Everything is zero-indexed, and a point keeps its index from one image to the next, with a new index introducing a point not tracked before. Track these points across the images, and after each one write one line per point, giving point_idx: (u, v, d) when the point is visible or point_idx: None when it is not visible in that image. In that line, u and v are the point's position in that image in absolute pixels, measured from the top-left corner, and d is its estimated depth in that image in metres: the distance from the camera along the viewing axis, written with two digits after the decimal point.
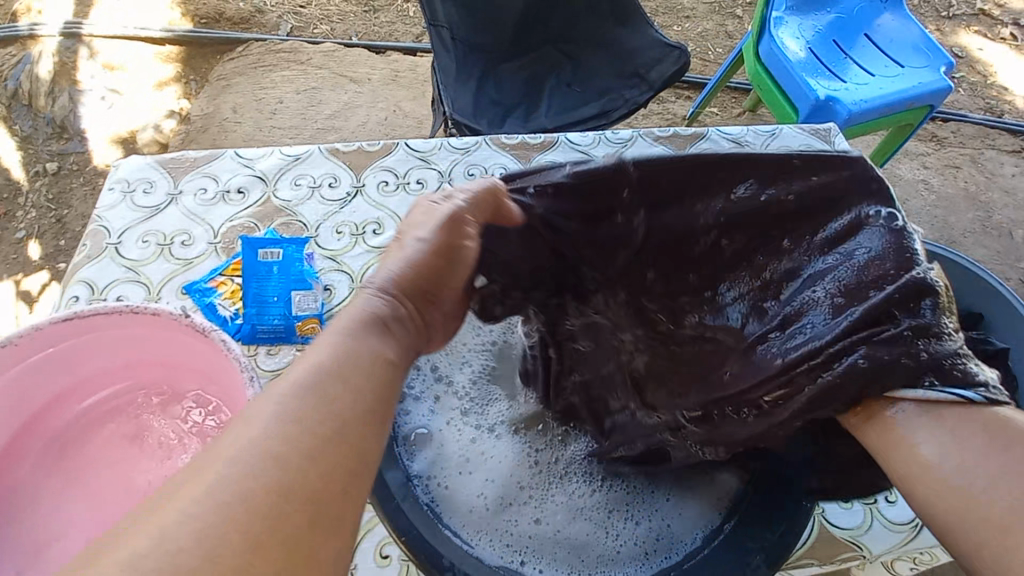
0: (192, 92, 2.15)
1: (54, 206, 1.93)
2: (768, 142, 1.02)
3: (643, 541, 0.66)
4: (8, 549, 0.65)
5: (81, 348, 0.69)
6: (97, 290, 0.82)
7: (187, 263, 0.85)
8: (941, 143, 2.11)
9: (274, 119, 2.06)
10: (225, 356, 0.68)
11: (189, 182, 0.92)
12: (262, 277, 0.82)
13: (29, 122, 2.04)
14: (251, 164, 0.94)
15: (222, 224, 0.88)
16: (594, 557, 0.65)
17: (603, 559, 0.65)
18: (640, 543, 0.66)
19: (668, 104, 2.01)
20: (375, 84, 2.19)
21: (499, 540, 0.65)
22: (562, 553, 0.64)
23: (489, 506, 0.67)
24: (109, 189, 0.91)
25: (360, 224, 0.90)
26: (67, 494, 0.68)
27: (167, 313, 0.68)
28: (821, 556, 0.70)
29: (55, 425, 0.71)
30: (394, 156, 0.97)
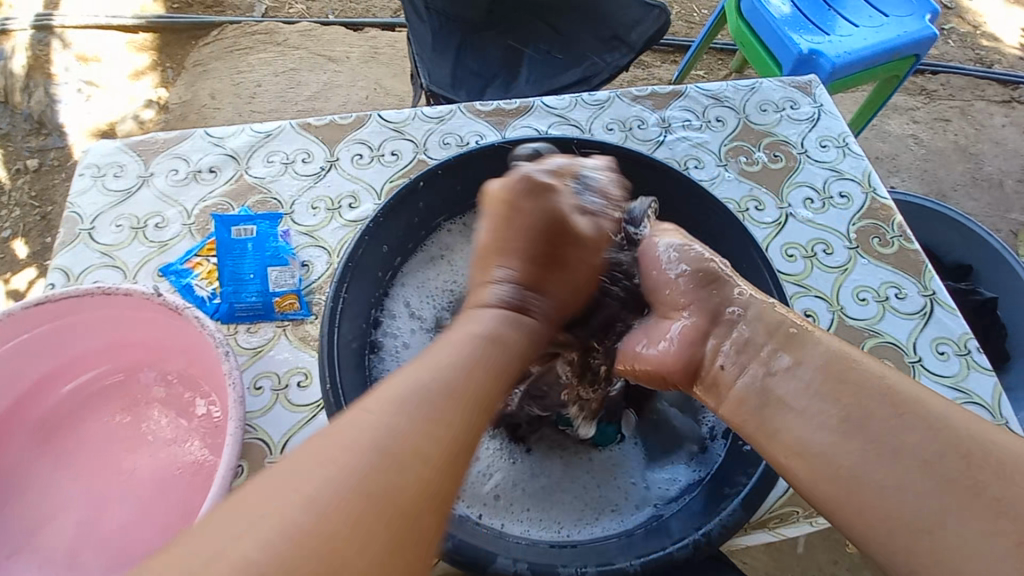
0: (169, 80, 2.11)
1: (38, 203, 1.91)
2: (748, 97, 1.01)
3: (619, 503, 0.63)
4: (1, 534, 0.66)
5: (57, 333, 0.69)
6: (73, 277, 0.82)
7: (162, 246, 0.84)
8: (931, 96, 2.08)
9: (254, 103, 2.03)
10: (200, 333, 0.67)
11: (160, 164, 0.91)
12: (237, 254, 0.81)
13: (7, 118, 1.99)
14: (222, 143, 0.93)
15: (195, 204, 0.87)
16: (571, 520, 0.62)
17: (580, 522, 0.61)
18: (614, 505, 0.63)
19: (652, 69, 1.98)
20: (354, 63, 2.15)
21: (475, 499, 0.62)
22: (539, 513, 0.62)
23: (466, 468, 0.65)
24: (79, 174, 0.89)
25: (336, 198, 0.89)
26: (56, 477, 0.69)
27: (140, 293, 0.67)
28: (804, 503, 0.72)
29: (39, 410, 0.71)
30: (367, 128, 0.95)
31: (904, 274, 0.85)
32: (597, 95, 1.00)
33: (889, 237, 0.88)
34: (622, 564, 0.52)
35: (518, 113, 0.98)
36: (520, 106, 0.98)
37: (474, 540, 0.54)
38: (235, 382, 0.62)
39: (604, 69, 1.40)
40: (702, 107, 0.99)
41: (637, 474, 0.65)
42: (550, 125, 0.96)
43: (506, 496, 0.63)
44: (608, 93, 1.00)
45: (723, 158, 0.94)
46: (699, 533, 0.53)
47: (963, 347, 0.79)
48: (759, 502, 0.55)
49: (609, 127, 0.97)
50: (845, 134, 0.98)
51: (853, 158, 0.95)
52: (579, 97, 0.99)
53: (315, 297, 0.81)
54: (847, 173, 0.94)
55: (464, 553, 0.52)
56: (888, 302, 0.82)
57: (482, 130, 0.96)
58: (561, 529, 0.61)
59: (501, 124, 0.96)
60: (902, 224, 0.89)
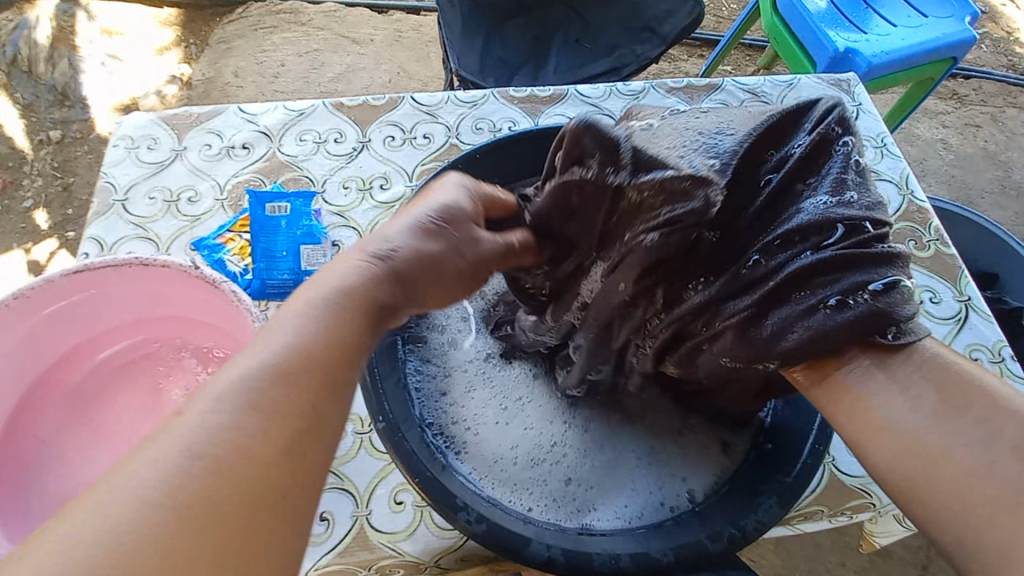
0: (192, 56, 2.10)
1: (60, 174, 1.92)
2: (785, 94, 0.99)
3: (647, 492, 0.61)
4: (31, 498, 0.66)
5: (93, 302, 0.70)
6: (107, 247, 0.82)
7: (194, 220, 0.84)
8: (962, 101, 2.04)
9: (277, 83, 2.03)
10: (236, 308, 0.68)
11: (192, 138, 0.91)
12: (270, 232, 0.81)
13: (31, 89, 1.98)
14: (255, 120, 0.93)
15: (227, 179, 0.88)
16: (601, 509, 0.60)
17: (609, 511, 0.60)
18: (643, 493, 0.61)
19: (679, 63, 1.96)
20: (378, 45, 2.14)
21: (503, 482, 0.61)
22: (568, 500, 0.61)
23: (500, 459, 0.63)
24: (113, 145, 0.90)
25: (367, 179, 0.89)
26: (88, 442, 0.70)
27: (177, 265, 0.68)
28: (830, 503, 0.71)
29: (72, 377, 0.72)
30: (399, 110, 0.94)
31: (939, 279, 0.84)
32: (632, 86, 0.99)
33: (925, 241, 0.87)
34: (656, 555, 0.54)
35: (551, 100, 0.97)
36: (554, 93, 0.97)
37: (507, 526, 0.54)
38: None
39: (634, 60, 1.38)
40: (738, 102, 0.98)
41: (666, 465, 0.63)
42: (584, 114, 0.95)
43: (529, 481, 0.62)
44: (643, 84, 0.99)
45: None
46: (734, 527, 0.55)
47: (998, 355, 0.78)
48: (794, 500, 0.55)
49: None
50: (884, 135, 0.96)
51: (891, 160, 0.94)
52: (613, 87, 0.98)
53: None
54: (884, 174, 0.92)
55: (495, 537, 0.53)
56: (922, 306, 0.81)
57: (515, 117, 0.95)
58: (590, 518, 0.60)
59: (534, 111, 0.95)
60: (939, 228, 0.87)
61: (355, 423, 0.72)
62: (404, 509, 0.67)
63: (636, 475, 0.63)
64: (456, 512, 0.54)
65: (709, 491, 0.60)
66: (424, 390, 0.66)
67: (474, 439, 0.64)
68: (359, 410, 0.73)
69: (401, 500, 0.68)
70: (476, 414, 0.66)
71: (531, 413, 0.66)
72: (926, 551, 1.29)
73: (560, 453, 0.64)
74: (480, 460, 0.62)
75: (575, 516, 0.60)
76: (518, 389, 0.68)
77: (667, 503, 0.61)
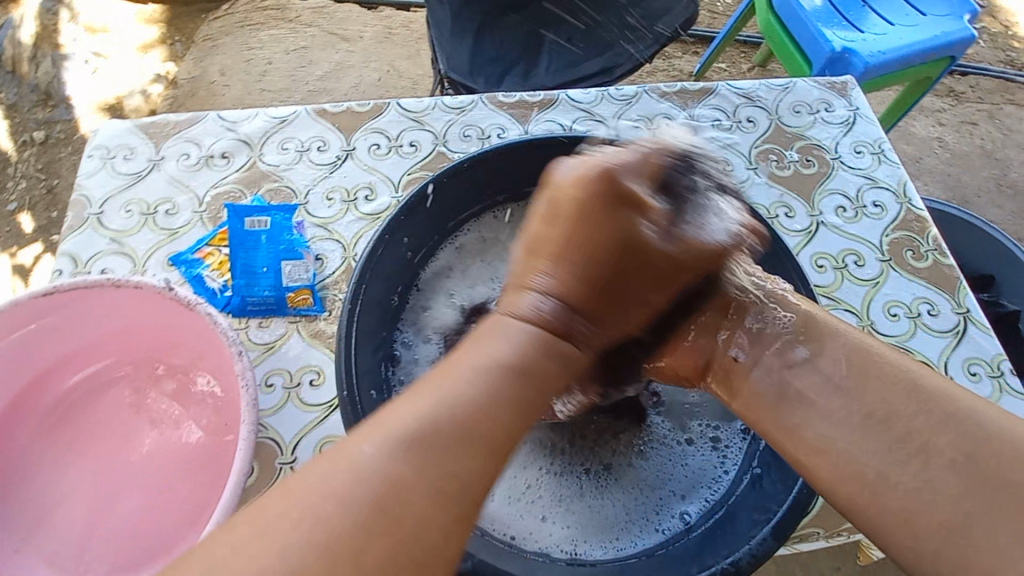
0: (178, 54, 2.06)
1: (43, 176, 1.87)
2: (781, 97, 0.97)
3: (642, 518, 0.61)
4: (4, 527, 0.64)
5: (65, 324, 0.67)
6: (81, 263, 0.79)
7: (172, 234, 0.81)
8: (959, 98, 2.02)
9: (264, 82, 1.99)
10: (212, 329, 0.65)
11: (170, 147, 0.88)
12: (249, 246, 0.79)
13: (13, 89, 1.94)
14: (235, 128, 0.90)
15: (206, 191, 0.85)
16: (597, 536, 0.60)
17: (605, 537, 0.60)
18: (638, 520, 0.61)
19: (674, 60, 1.93)
20: (368, 43, 2.10)
21: (490, 516, 0.59)
22: (561, 531, 0.60)
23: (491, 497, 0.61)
24: (88, 156, 0.87)
25: (351, 189, 0.86)
26: (65, 467, 0.68)
27: (151, 285, 0.65)
28: (826, 524, 0.70)
29: (45, 401, 0.69)
30: (385, 117, 0.92)
31: (938, 290, 0.82)
32: (625, 90, 0.96)
33: (923, 251, 0.85)
34: None
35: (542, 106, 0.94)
36: (543, 99, 0.94)
37: (491, 561, 0.52)
38: (248, 382, 0.60)
39: (627, 60, 1.35)
40: (732, 106, 0.95)
41: (657, 494, 0.63)
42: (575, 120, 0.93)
43: (519, 515, 0.60)
44: (635, 89, 0.96)
45: (752, 160, 0.91)
46: (728, 561, 0.53)
47: (996, 368, 0.76)
48: (789, 530, 0.54)
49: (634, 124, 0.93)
50: (881, 140, 0.94)
51: (888, 166, 0.92)
52: (605, 91, 0.95)
53: (329, 292, 0.79)
54: (882, 181, 0.90)
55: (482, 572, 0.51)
56: (920, 318, 0.80)
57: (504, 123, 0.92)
58: (584, 546, 0.59)
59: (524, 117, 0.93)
60: (937, 238, 0.86)
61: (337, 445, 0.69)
62: None
63: (628, 506, 0.62)
64: None
65: (708, 508, 0.60)
66: None
67: (462, 477, 0.62)
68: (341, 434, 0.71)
69: None
70: (463, 452, 0.64)
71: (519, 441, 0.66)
72: None
73: (548, 485, 0.64)
74: (467, 497, 0.60)
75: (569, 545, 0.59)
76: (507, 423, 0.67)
77: (661, 527, 0.60)
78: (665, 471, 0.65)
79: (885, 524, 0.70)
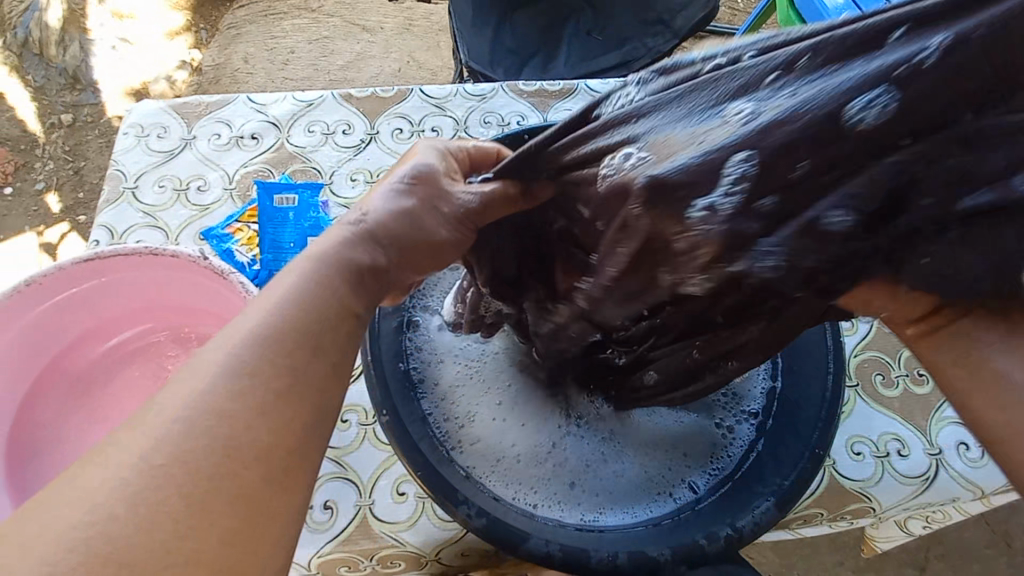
0: (203, 42, 2.10)
1: (71, 158, 1.92)
2: None
3: (659, 484, 0.63)
4: (41, 479, 0.68)
5: (103, 289, 0.71)
6: (117, 235, 0.83)
7: (203, 210, 0.85)
8: None
9: (286, 70, 2.03)
10: (243, 298, 0.68)
11: (202, 127, 0.91)
12: (278, 222, 0.82)
13: (43, 72, 1.98)
14: (264, 110, 0.93)
15: (236, 169, 0.88)
16: (614, 500, 0.62)
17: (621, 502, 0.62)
18: (655, 485, 0.63)
19: None
20: (388, 34, 2.12)
21: (511, 481, 0.62)
22: (579, 496, 0.62)
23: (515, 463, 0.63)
24: (123, 133, 0.90)
25: (375, 171, 0.89)
26: (97, 426, 0.71)
27: (186, 255, 0.68)
28: (829, 506, 0.72)
29: (82, 363, 0.73)
30: (408, 103, 0.94)
31: None
32: None
33: None
34: (653, 553, 0.54)
35: (561, 95, 0.96)
36: (564, 88, 0.96)
37: (505, 521, 0.55)
38: None
39: (646, 54, 1.36)
40: None
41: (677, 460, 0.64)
42: None
43: (537, 481, 0.63)
44: None
45: None
46: (731, 528, 0.55)
47: None
48: (792, 501, 0.56)
49: None
50: None
51: None
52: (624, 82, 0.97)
53: None
54: None
55: (496, 531, 0.54)
56: None
57: (523, 111, 0.94)
58: (600, 513, 0.61)
59: (544, 106, 0.95)
60: None
61: (359, 415, 0.73)
62: (405, 500, 0.68)
63: (644, 468, 0.64)
64: (456, 504, 0.55)
65: (718, 481, 0.61)
66: (427, 396, 0.65)
67: (484, 443, 0.64)
68: (363, 402, 0.74)
69: (402, 491, 0.69)
70: (483, 421, 0.66)
71: (528, 412, 0.67)
72: (924, 553, 1.29)
73: (565, 449, 0.65)
74: (488, 463, 0.62)
75: (587, 510, 0.61)
76: (525, 390, 0.68)
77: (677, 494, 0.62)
78: (670, 434, 0.66)
79: (888, 508, 0.71)
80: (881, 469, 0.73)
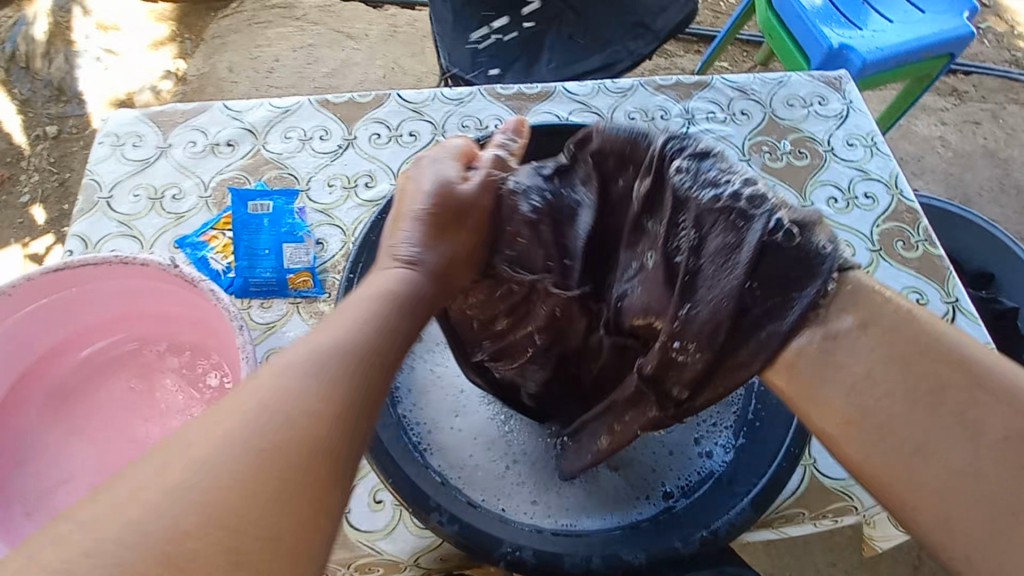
0: (188, 51, 2.10)
1: (56, 169, 1.90)
2: (775, 91, 0.98)
3: (631, 490, 0.63)
4: (13, 494, 0.66)
5: (77, 299, 0.70)
6: (91, 245, 0.82)
7: (178, 218, 0.84)
8: (962, 97, 2.02)
9: (271, 78, 2.03)
10: (215, 306, 0.67)
11: (178, 135, 0.91)
12: (253, 229, 0.81)
13: (27, 85, 1.96)
14: (240, 117, 0.92)
15: (212, 177, 0.87)
16: (586, 509, 0.62)
17: (593, 510, 0.62)
18: (628, 491, 0.63)
19: (675, 58, 1.94)
20: (373, 40, 2.13)
21: (471, 467, 0.63)
22: (552, 506, 0.62)
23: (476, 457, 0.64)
24: (99, 143, 0.90)
25: (352, 176, 0.88)
26: (72, 440, 0.70)
27: (156, 263, 0.67)
28: (811, 505, 0.71)
29: (56, 374, 0.72)
30: (386, 108, 0.94)
31: (925, 279, 0.83)
32: (621, 83, 0.98)
33: (913, 241, 0.86)
34: (627, 556, 0.53)
35: (539, 98, 0.96)
36: (541, 91, 0.96)
37: (480, 528, 0.54)
38: (248, 356, 0.62)
39: (627, 56, 1.36)
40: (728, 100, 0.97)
41: (650, 470, 0.64)
42: (571, 112, 0.95)
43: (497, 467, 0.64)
44: (631, 82, 0.98)
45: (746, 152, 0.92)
46: (707, 530, 0.54)
47: None
48: (768, 502, 0.56)
49: (631, 116, 0.94)
50: (873, 134, 0.95)
51: (880, 158, 0.93)
52: (602, 84, 0.97)
53: (328, 275, 0.81)
54: (874, 173, 0.92)
55: (468, 537, 0.54)
56: None
57: (501, 114, 0.94)
58: (572, 522, 0.61)
59: (521, 109, 0.95)
60: (928, 229, 0.87)
61: None
62: (383, 508, 0.67)
63: (613, 474, 0.65)
64: (428, 512, 0.54)
65: (688, 486, 0.62)
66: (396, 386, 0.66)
67: (446, 433, 0.65)
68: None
69: (380, 499, 0.68)
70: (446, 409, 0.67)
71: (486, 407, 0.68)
72: (916, 550, 1.28)
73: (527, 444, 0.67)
74: (449, 457, 0.63)
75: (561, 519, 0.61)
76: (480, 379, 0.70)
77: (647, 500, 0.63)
78: (643, 440, 0.66)
79: (869, 505, 0.71)
80: None
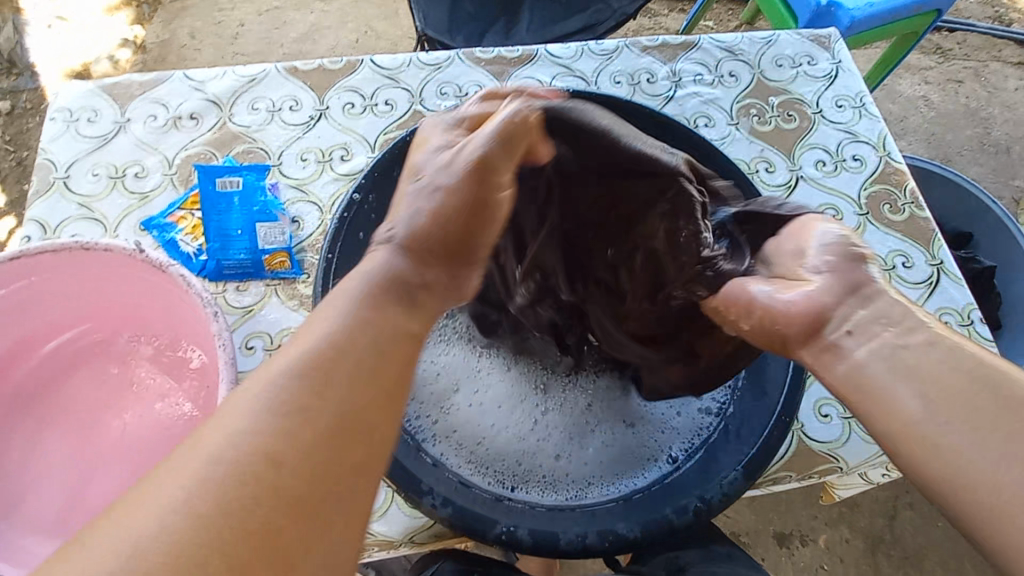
0: (146, 17, 1.97)
1: (12, 148, 1.78)
2: (764, 51, 0.95)
3: (640, 454, 0.63)
4: None
5: (36, 290, 0.65)
6: (50, 229, 0.77)
7: (143, 198, 0.80)
8: (945, 55, 2.00)
9: (237, 45, 1.92)
10: (187, 292, 0.64)
11: (136, 109, 0.85)
12: (223, 209, 0.78)
13: None
14: (203, 87, 0.87)
15: (176, 153, 0.82)
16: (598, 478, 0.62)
17: (605, 477, 0.62)
18: (638, 456, 0.63)
19: (659, 18, 1.88)
20: (343, 2, 2.02)
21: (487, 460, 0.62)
22: (564, 484, 0.62)
23: (489, 448, 0.63)
24: (49, 119, 0.83)
25: (326, 149, 0.84)
26: (46, 434, 0.67)
27: (121, 249, 0.63)
28: (797, 469, 0.72)
29: (24, 367, 0.69)
30: (359, 75, 0.89)
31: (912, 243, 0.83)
32: (605, 44, 0.94)
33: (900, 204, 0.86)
34: (622, 530, 0.54)
35: (521, 62, 0.91)
36: (522, 55, 0.92)
37: (476, 510, 0.54)
38: (224, 343, 0.59)
39: (611, 16, 1.30)
40: (715, 61, 0.94)
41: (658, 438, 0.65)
42: (554, 77, 0.91)
43: (511, 447, 0.64)
44: (616, 43, 0.94)
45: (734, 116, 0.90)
46: (699, 500, 0.55)
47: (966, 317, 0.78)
48: (760, 469, 0.56)
49: (615, 79, 0.91)
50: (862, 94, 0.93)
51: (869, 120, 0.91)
52: (585, 46, 0.93)
53: (306, 254, 0.78)
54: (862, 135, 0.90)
55: (461, 519, 0.53)
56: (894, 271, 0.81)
57: (482, 80, 0.90)
58: (581, 494, 0.61)
59: (502, 74, 0.90)
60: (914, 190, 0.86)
61: (264, 340, 0.73)
62: None
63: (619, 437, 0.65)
64: (421, 495, 0.54)
65: (692, 449, 0.62)
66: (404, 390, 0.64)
67: (462, 426, 0.64)
68: (268, 329, 0.74)
69: None
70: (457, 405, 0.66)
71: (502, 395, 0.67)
72: (893, 502, 1.32)
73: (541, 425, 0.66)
74: (461, 450, 0.62)
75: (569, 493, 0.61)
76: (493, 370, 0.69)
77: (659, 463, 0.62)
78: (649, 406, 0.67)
79: (854, 467, 0.72)
80: (847, 430, 0.74)
